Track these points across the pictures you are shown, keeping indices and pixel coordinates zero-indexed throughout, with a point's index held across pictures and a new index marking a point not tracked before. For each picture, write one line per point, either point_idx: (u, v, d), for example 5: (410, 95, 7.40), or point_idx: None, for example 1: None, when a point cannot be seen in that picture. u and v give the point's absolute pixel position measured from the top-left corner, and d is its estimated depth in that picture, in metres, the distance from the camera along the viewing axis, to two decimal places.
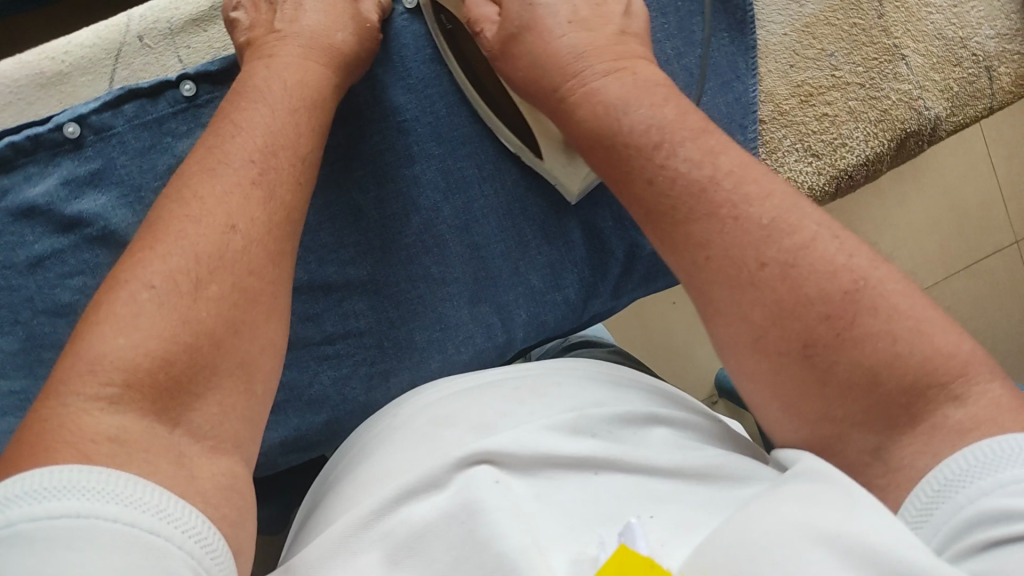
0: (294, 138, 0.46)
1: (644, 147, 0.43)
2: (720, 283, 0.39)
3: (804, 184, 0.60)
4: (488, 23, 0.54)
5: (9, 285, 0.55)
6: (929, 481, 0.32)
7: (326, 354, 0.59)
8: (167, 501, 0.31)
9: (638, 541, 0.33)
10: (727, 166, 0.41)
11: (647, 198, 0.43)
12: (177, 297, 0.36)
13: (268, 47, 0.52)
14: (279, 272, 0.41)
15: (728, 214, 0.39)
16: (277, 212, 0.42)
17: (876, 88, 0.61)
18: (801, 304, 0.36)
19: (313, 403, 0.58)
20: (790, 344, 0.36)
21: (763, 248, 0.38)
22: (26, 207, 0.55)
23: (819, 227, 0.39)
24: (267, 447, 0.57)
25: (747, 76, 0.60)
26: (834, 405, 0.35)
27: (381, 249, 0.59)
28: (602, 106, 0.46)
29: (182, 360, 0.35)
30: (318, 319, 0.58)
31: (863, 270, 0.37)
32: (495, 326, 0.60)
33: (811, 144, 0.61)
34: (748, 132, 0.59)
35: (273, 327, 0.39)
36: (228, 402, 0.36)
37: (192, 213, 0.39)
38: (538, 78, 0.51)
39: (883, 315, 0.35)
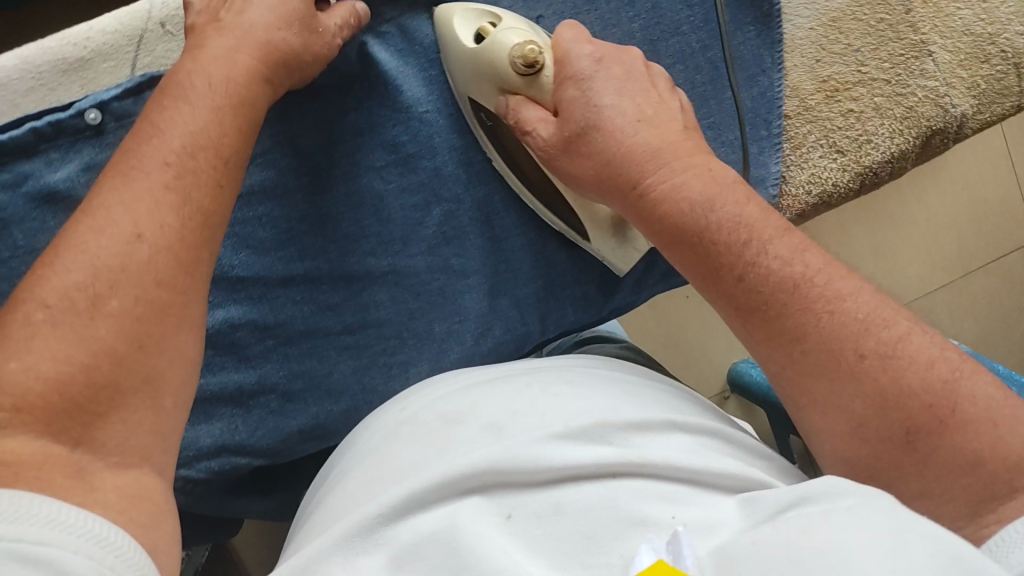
0: (218, 137, 0.46)
1: (732, 243, 0.44)
2: (819, 378, 0.40)
3: (828, 180, 0.60)
4: (541, 123, 0.52)
5: (28, 271, 0.55)
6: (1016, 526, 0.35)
7: (345, 345, 0.59)
8: (63, 512, 0.32)
9: (686, 552, 0.34)
10: (815, 265, 0.43)
11: (737, 294, 0.44)
12: (73, 316, 0.37)
13: (202, 37, 0.50)
14: (192, 281, 0.41)
15: (823, 308, 0.41)
16: (193, 217, 0.42)
17: (902, 85, 0.60)
18: (903, 394, 0.38)
19: (333, 392, 0.59)
20: (891, 432, 0.38)
21: (860, 339, 0.40)
22: (47, 191, 0.55)
23: (909, 323, 0.41)
24: (285, 436, 0.58)
25: (773, 71, 0.59)
26: (935, 487, 0.37)
27: (402, 240, 0.59)
28: (686, 205, 0.46)
29: (80, 381, 0.36)
30: (337, 311, 0.58)
31: (956, 361, 0.39)
32: (514, 319, 0.60)
33: (835, 140, 0.60)
34: (772, 128, 0.59)
35: (183, 339, 0.40)
36: (134, 419, 0.37)
37: (97, 223, 0.40)
38: (611, 174, 0.50)
39: (981, 405, 0.38)
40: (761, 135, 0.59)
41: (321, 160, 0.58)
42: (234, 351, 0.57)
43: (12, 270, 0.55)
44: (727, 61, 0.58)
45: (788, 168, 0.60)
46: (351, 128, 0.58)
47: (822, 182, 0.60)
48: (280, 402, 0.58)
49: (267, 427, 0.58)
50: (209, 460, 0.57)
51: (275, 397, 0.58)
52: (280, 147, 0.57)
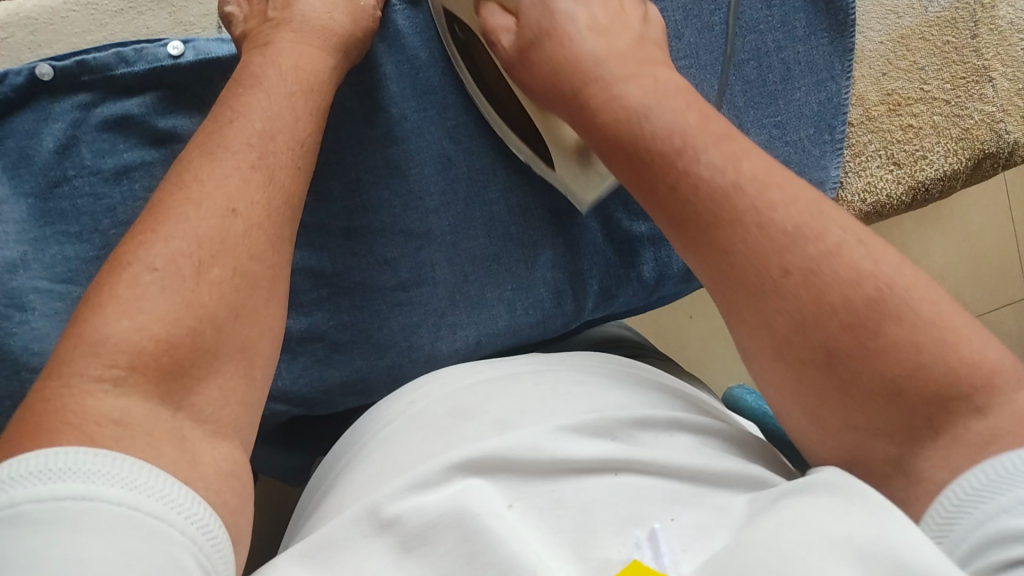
0: (293, 122, 0.48)
1: (666, 150, 0.44)
2: (744, 296, 0.40)
3: (883, 191, 0.62)
4: (506, 32, 0.54)
5: (91, 193, 0.55)
6: (949, 494, 0.33)
7: (398, 300, 0.58)
8: (171, 487, 0.33)
9: (663, 548, 0.34)
10: (751, 171, 0.42)
11: (670, 204, 0.43)
12: (179, 279, 0.38)
13: (262, 34, 0.52)
14: (280, 258, 0.44)
15: (751, 219, 0.40)
16: (278, 196, 0.45)
17: (960, 106, 0.62)
18: (824, 314, 0.37)
19: (379, 347, 0.58)
20: (814, 354, 0.38)
21: (783, 254, 0.39)
22: (120, 116, 0.55)
23: (844, 232, 0.39)
24: (330, 386, 0.58)
25: (841, 78, 0.61)
26: (857, 415, 0.37)
27: (465, 201, 0.59)
28: (623, 112, 0.47)
29: (185, 343, 0.37)
30: (394, 266, 0.58)
31: (889, 277, 0.37)
32: (565, 294, 0.60)
33: (893, 152, 0.62)
34: (836, 132, 0.61)
35: (271, 312, 0.42)
36: (228, 387, 0.38)
37: (194, 196, 0.42)
38: (558, 82, 0.51)
39: (909, 324, 0.36)
40: (824, 139, 0.61)
41: (393, 114, 0.57)
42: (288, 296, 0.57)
43: (76, 189, 0.54)
44: (799, 63, 0.60)
45: (846, 175, 0.62)
46: (428, 84, 0.58)
47: (877, 192, 0.62)
48: (327, 352, 0.58)
49: (312, 375, 0.58)
50: None
51: (324, 346, 0.58)
52: (357, 96, 0.57)
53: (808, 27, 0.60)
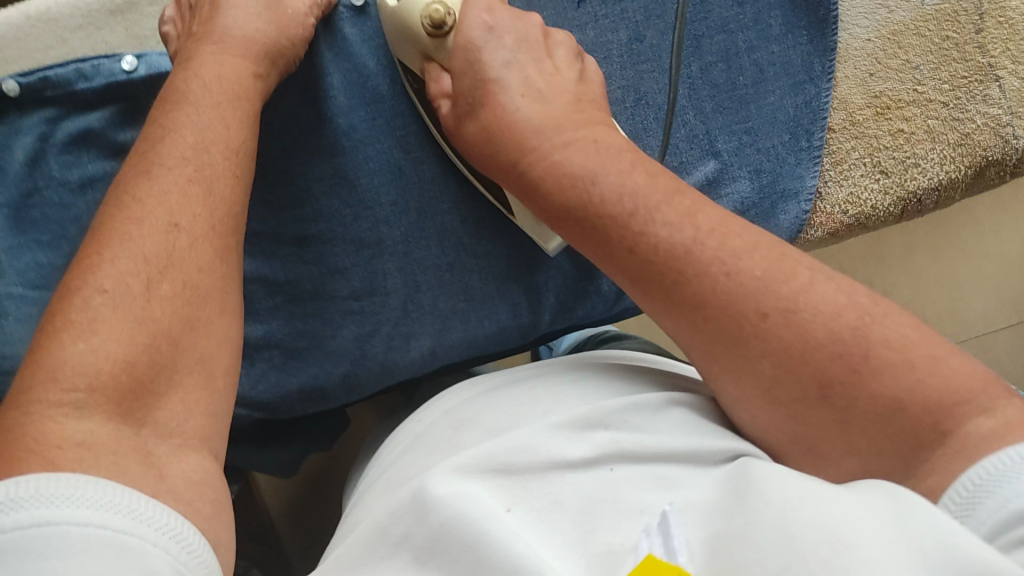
0: (224, 131, 0.48)
1: (617, 215, 0.44)
2: (719, 341, 0.40)
3: (867, 202, 0.57)
4: (443, 98, 0.53)
5: (59, 202, 0.57)
6: (967, 478, 0.33)
7: (350, 309, 0.59)
8: (140, 502, 0.33)
9: (675, 530, 0.35)
10: (707, 224, 0.42)
11: (632, 265, 0.43)
12: (129, 297, 0.39)
13: (186, 50, 0.52)
14: (227, 266, 0.45)
15: (718, 269, 0.40)
16: (219, 208, 0.46)
17: (960, 109, 0.57)
18: (812, 349, 0.37)
19: (333, 355, 0.59)
20: (805, 389, 0.37)
21: (760, 297, 0.39)
22: (82, 129, 0.56)
23: (813, 271, 0.40)
24: (287, 393, 0.60)
25: (821, 79, 0.57)
26: (853, 431, 0.36)
27: (416, 210, 0.58)
28: (568, 177, 0.46)
29: (143, 360, 0.38)
30: (346, 274, 0.58)
31: (865, 307, 0.38)
32: (521, 306, 0.59)
33: (880, 160, 0.57)
34: (814, 138, 0.56)
35: (226, 322, 0.43)
36: (191, 400, 0.39)
37: (135, 214, 0.42)
38: (494, 152, 0.51)
39: (896, 346, 0.37)
40: (800, 146, 0.56)
41: (340, 124, 0.57)
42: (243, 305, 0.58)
43: (46, 198, 0.57)
44: (773, 64, 0.56)
45: (825, 184, 0.57)
46: (377, 92, 0.57)
47: (860, 203, 0.58)
48: (282, 359, 0.59)
49: (269, 381, 0.59)
50: None
51: (279, 353, 0.59)
52: (303, 107, 0.56)
53: (784, 25, 0.56)
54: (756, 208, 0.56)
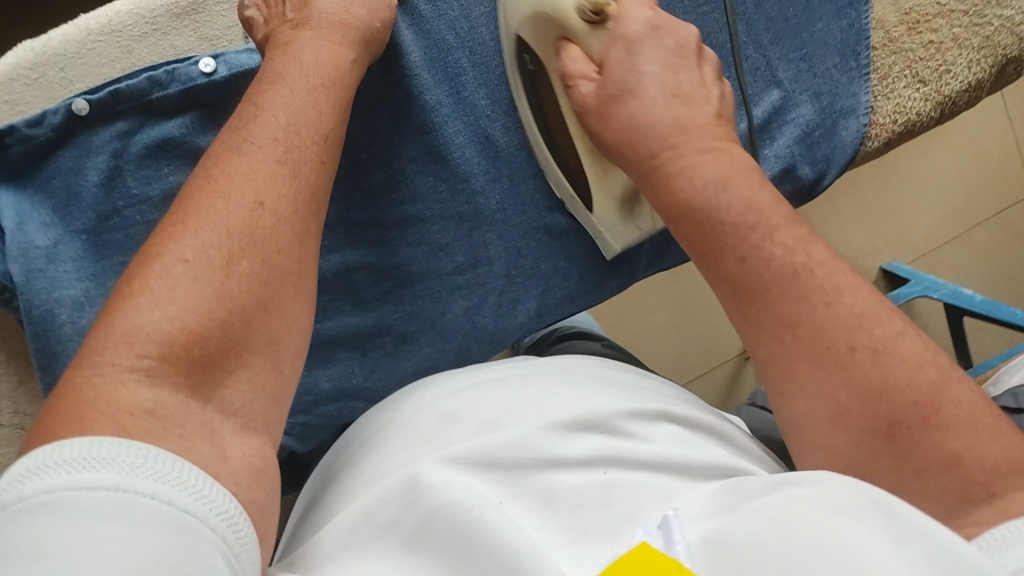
0: (316, 116, 0.47)
1: (741, 225, 0.46)
2: (805, 362, 0.43)
3: (912, 109, 0.63)
4: (585, 80, 0.54)
5: (144, 221, 0.55)
6: (993, 532, 0.35)
7: (457, 284, 0.59)
8: (207, 485, 0.32)
9: (675, 535, 0.36)
10: (818, 256, 0.45)
11: (738, 275, 0.46)
12: (211, 271, 0.38)
13: (283, 35, 0.51)
14: (306, 251, 0.43)
15: (819, 299, 0.43)
16: (304, 189, 0.44)
17: (979, 14, 0.62)
18: (890, 389, 0.40)
19: (445, 332, 0.60)
20: (875, 424, 0.40)
21: (853, 333, 0.42)
22: (161, 140, 0.54)
23: (904, 323, 0.43)
24: (403, 379, 0.59)
25: (860, 3, 0.62)
26: (912, 486, 0.39)
27: (509, 176, 0.59)
28: (701, 181, 0.48)
29: (215, 335, 0.36)
30: (450, 251, 0.59)
31: (944, 366, 0.42)
32: (618, 255, 0.62)
33: (918, 70, 0.63)
34: (862, 57, 0.61)
35: (299, 306, 0.42)
36: (257, 379, 0.38)
37: (223, 189, 0.41)
38: (632, 141, 0.52)
39: (965, 409, 0.40)
40: (851, 65, 0.61)
41: (427, 101, 0.57)
42: (351, 294, 0.58)
43: (129, 219, 0.54)
44: None
45: (876, 99, 0.62)
46: (455, 65, 0.58)
47: (906, 111, 0.63)
48: (395, 344, 0.59)
49: (383, 369, 0.59)
50: (329, 404, 0.58)
51: (391, 338, 0.59)
52: (392, 86, 0.56)
53: None
54: (818, 130, 0.61)
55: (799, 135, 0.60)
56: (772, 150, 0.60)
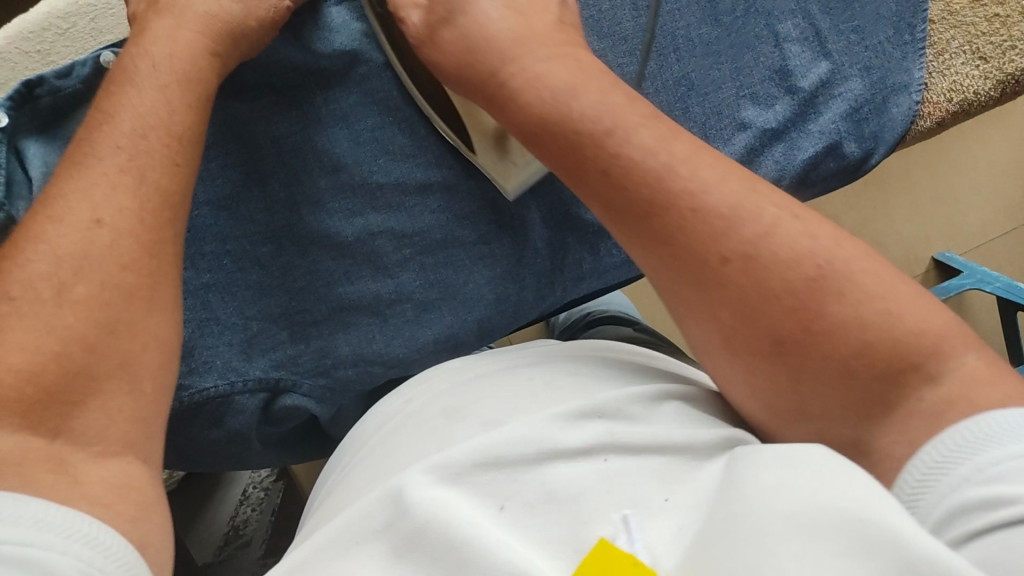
0: (166, 115, 0.45)
1: (595, 133, 0.42)
2: (686, 285, 0.39)
3: (972, 86, 0.60)
4: (412, 10, 0.53)
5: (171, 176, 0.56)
6: (918, 463, 0.33)
7: (480, 254, 0.59)
8: (47, 511, 0.31)
9: (635, 536, 0.33)
10: (679, 152, 0.40)
11: (604, 189, 0.41)
12: (37, 305, 0.36)
13: (144, 21, 0.49)
14: (157, 264, 0.40)
15: (684, 205, 0.38)
16: (151, 199, 0.42)
17: None
18: (766, 298, 0.36)
19: (466, 302, 0.59)
20: (762, 343, 0.37)
21: (719, 241, 0.38)
22: None
23: (777, 210, 0.38)
24: (423, 346, 0.58)
25: None
26: (807, 399, 0.36)
27: None
28: (548, 92, 0.44)
29: (51, 369, 0.35)
30: (473, 220, 0.58)
31: (827, 252, 0.37)
32: None
33: (978, 46, 0.60)
34: (918, 31, 0.59)
35: (156, 322, 0.39)
36: (113, 406, 0.36)
37: (56, 214, 0.39)
38: (473, 64, 0.49)
39: (850, 300, 0.35)
40: (905, 40, 0.58)
41: None
42: (372, 260, 0.58)
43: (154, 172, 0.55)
44: None
45: (930, 75, 0.59)
46: None
47: (963, 89, 0.60)
48: (416, 311, 0.58)
49: (404, 336, 0.58)
50: (348, 368, 0.58)
51: (411, 306, 0.58)
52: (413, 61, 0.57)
53: None
54: (868, 106, 0.58)
55: (847, 111, 0.57)
56: (767, 158, 0.57)
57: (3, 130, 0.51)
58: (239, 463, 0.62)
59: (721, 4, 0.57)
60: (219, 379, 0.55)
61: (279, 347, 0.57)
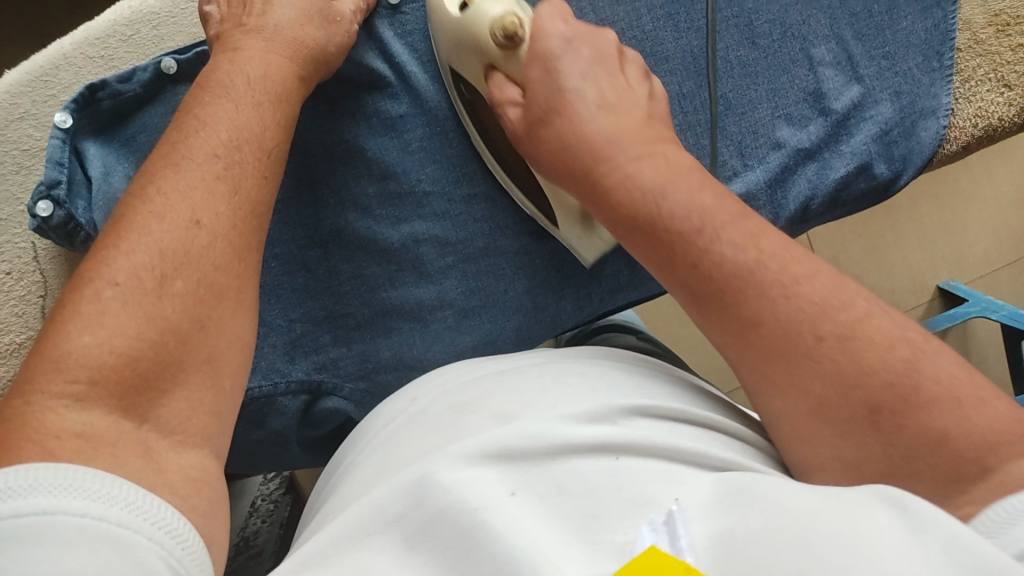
0: (260, 131, 0.47)
1: (686, 232, 0.44)
2: (778, 361, 0.40)
3: (996, 113, 0.63)
4: (512, 107, 0.55)
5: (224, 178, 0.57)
6: (999, 507, 0.32)
7: (521, 263, 0.60)
8: (138, 497, 0.31)
9: (681, 529, 0.32)
10: (770, 249, 0.42)
11: (691, 282, 0.44)
12: (140, 294, 0.37)
13: (231, 39, 0.51)
14: (243, 268, 0.42)
15: (777, 293, 0.40)
16: (242, 208, 0.43)
17: None
18: (863, 373, 0.37)
19: (506, 310, 0.60)
20: (855, 411, 0.37)
21: (817, 322, 0.39)
22: None
23: (869, 304, 0.40)
24: (462, 353, 0.59)
25: (946, 3, 0.62)
26: (902, 470, 0.36)
27: None
28: (639, 192, 0.47)
29: (148, 356, 0.36)
30: (514, 230, 0.60)
31: (916, 342, 0.38)
32: None
33: (1003, 74, 0.63)
34: (945, 58, 0.61)
35: (238, 322, 0.41)
36: (195, 397, 0.37)
37: (157, 208, 0.40)
38: (570, 157, 0.52)
39: (945, 384, 0.37)
40: (933, 67, 0.61)
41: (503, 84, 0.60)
42: (416, 266, 0.59)
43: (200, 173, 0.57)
44: None
45: (956, 101, 0.62)
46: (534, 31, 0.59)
47: (988, 115, 0.62)
48: (457, 317, 0.59)
49: (444, 342, 0.59)
50: (388, 372, 0.59)
51: (452, 312, 0.59)
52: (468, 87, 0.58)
53: None
54: (897, 129, 0.60)
55: (877, 133, 0.59)
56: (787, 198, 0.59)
57: (65, 131, 0.53)
58: (274, 466, 0.62)
59: (759, 26, 0.59)
60: (263, 379, 0.56)
61: (322, 349, 0.58)
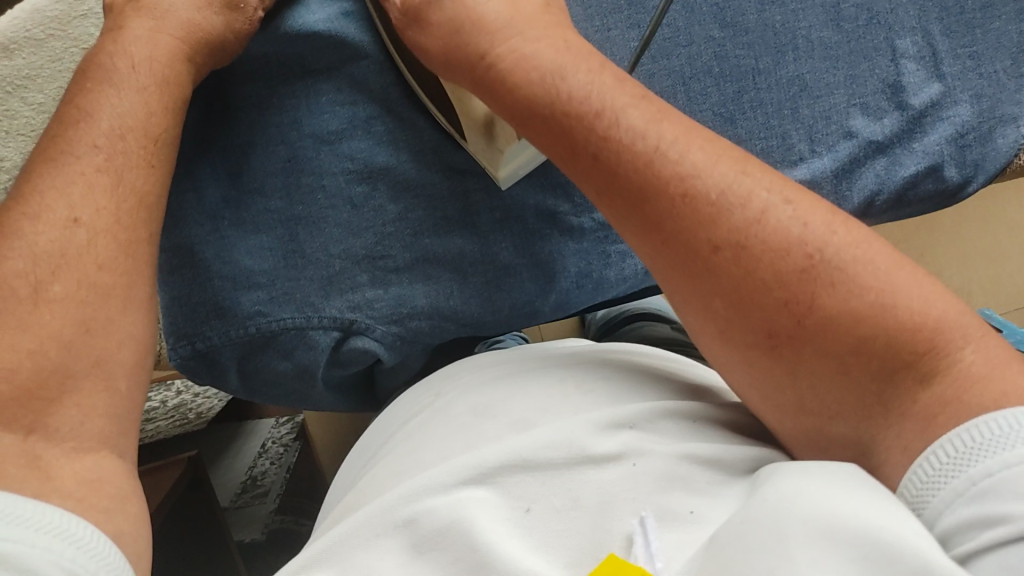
0: (144, 117, 0.46)
1: (581, 116, 0.42)
2: (678, 271, 0.39)
3: None
4: None
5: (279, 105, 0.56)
6: (924, 464, 0.32)
7: (570, 226, 0.60)
8: (10, 502, 0.31)
9: (651, 539, 0.34)
10: (668, 135, 0.40)
11: (597, 174, 0.41)
12: (14, 303, 0.37)
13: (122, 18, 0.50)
14: (134, 262, 0.42)
15: (678, 190, 0.39)
16: (127, 199, 0.43)
17: None
18: (757, 286, 0.37)
19: (547, 271, 0.60)
20: (756, 336, 0.37)
21: (711, 227, 0.38)
22: (307, 32, 0.55)
23: (770, 195, 0.38)
24: (503, 307, 0.59)
25: None
26: (804, 390, 0.36)
27: None
28: (533, 74, 0.44)
29: (26, 368, 0.36)
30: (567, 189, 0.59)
31: (821, 238, 0.37)
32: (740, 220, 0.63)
33: None
34: None
35: (129, 320, 0.41)
36: (87, 403, 0.37)
37: (32, 211, 0.40)
38: (456, 44, 0.49)
39: (840, 288, 0.35)
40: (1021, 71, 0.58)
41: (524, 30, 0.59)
42: (462, 217, 0.58)
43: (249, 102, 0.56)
44: None
45: None
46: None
47: None
48: (497, 274, 0.59)
49: (481, 297, 0.59)
50: (422, 318, 0.58)
51: (495, 269, 0.58)
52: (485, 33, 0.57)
53: None
54: (973, 133, 0.58)
55: (952, 134, 0.57)
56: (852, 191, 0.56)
57: None
58: (304, 403, 0.63)
59: (845, 10, 0.58)
60: (296, 311, 0.55)
61: (358, 289, 0.56)
